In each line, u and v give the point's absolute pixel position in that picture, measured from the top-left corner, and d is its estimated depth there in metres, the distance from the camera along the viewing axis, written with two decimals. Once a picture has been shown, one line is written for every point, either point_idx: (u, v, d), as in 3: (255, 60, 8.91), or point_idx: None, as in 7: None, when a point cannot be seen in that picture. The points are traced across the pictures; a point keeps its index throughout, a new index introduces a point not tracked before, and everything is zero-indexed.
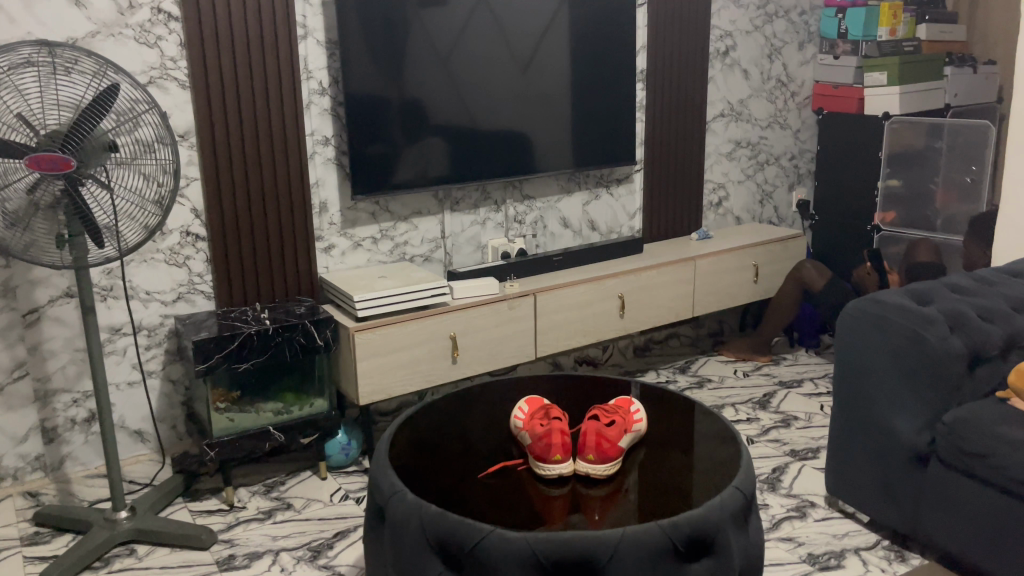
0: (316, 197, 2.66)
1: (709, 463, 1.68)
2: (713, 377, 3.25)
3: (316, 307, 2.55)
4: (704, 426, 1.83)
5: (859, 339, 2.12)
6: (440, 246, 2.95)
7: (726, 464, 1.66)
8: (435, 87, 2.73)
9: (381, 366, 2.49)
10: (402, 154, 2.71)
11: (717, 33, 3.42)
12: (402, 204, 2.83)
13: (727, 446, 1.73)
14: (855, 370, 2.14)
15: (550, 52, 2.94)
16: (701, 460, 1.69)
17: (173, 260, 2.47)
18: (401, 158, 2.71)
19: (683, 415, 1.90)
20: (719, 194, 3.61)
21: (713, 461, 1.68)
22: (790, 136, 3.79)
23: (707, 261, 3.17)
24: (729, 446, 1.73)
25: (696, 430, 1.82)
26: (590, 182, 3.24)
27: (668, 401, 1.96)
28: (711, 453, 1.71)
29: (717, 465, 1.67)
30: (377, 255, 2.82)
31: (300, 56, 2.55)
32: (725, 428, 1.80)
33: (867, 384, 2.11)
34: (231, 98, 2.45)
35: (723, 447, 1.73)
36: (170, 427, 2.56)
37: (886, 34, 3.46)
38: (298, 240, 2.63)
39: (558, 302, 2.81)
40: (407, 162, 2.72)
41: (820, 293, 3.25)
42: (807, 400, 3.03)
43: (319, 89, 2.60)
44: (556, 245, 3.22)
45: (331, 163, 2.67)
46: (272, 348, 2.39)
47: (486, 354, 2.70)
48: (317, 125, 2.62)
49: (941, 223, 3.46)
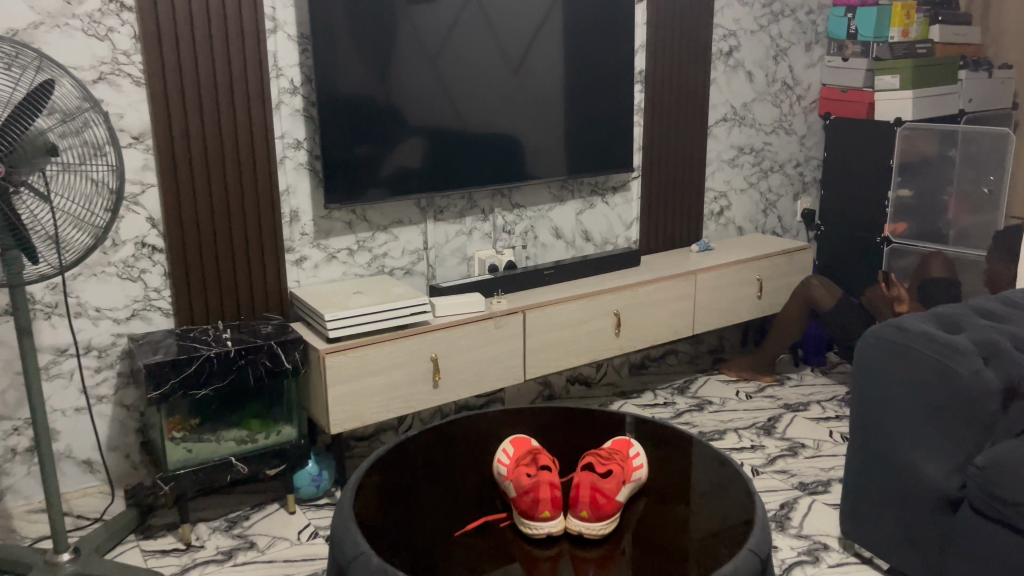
0: (287, 206, 2.44)
1: (717, 505, 1.51)
2: (714, 400, 3.05)
3: (284, 326, 2.33)
4: (704, 463, 1.66)
5: (879, 371, 1.91)
6: (423, 258, 2.73)
7: (740, 505, 1.48)
8: (421, 85, 2.51)
9: (355, 392, 2.28)
10: (383, 158, 2.49)
11: (720, 33, 3.22)
12: (381, 213, 2.62)
13: (734, 484, 1.57)
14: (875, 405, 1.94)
15: (543, 50, 2.73)
16: (708, 504, 1.52)
17: (127, 273, 2.25)
18: (383, 161, 2.49)
19: (680, 456, 1.70)
20: (720, 203, 3.41)
21: (722, 505, 1.51)
22: (795, 142, 3.59)
23: (708, 276, 2.97)
24: (737, 484, 1.57)
25: (695, 469, 1.64)
26: (584, 189, 3.04)
27: (663, 439, 1.76)
28: (719, 495, 1.55)
29: (730, 508, 1.49)
30: (353, 268, 2.60)
31: (269, 52, 2.33)
32: (727, 464, 1.63)
33: (887, 420, 1.90)
34: (193, 99, 2.23)
35: (730, 486, 1.57)
36: (123, 456, 2.34)
37: (898, 36, 3.27)
38: (267, 253, 2.42)
39: (548, 320, 2.60)
40: (390, 167, 2.51)
41: (826, 312, 3.03)
42: (814, 426, 2.83)
43: (290, 88, 2.39)
44: (548, 257, 3.01)
45: (304, 169, 2.45)
46: (233, 372, 2.17)
47: (469, 377, 2.48)
48: (288, 128, 2.40)
49: (953, 235, 3.25)
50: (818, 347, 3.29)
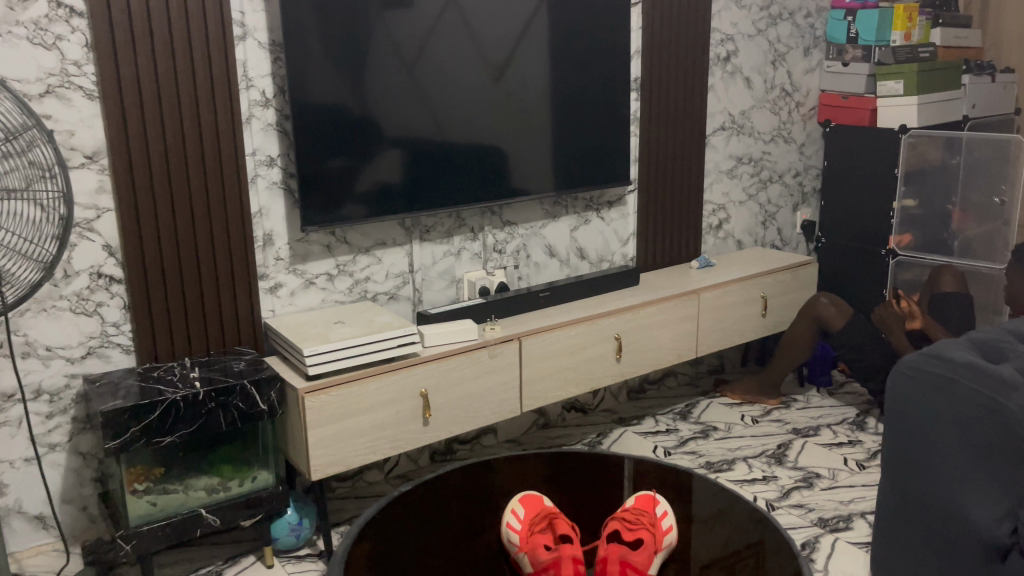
0: (259, 229, 2.23)
1: (718, 529, 1.50)
2: (720, 425, 2.88)
3: (258, 362, 2.12)
4: (704, 487, 1.62)
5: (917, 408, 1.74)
6: (408, 281, 2.53)
7: (747, 529, 1.48)
8: (402, 93, 2.32)
9: (338, 434, 2.07)
10: (361, 172, 2.30)
11: (717, 38, 3.06)
12: (363, 233, 2.41)
13: (738, 507, 1.55)
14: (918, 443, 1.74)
15: (532, 57, 2.55)
16: (716, 532, 1.49)
17: (81, 307, 2.03)
18: (360, 176, 2.30)
19: (678, 482, 1.64)
20: (719, 216, 3.24)
21: (727, 531, 1.49)
22: (794, 151, 3.44)
23: (711, 294, 2.80)
24: (738, 507, 1.55)
25: (694, 493, 1.60)
26: (579, 204, 2.86)
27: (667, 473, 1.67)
28: (726, 522, 1.51)
29: (737, 533, 1.48)
30: (333, 295, 2.39)
31: (237, 61, 2.12)
32: (729, 491, 1.61)
33: (930, 460, 1.70)
34: (152, 114, 2.01)
35: (734, 509, 1.55)
36: (79, 509, 2.12)
37: (900, 39, 3.14)
38: (238, 281, 2.20)
39: (546, 347, 2.41)
40: (369, 182, 2.32)
41: (836, 332, 2.85)
42: (827, 453, 2.66)
43: (262, 101, 2.18)
44: (541, 277, 2.82)
45: (278, 189, 2.25)
46: (202, 416, 1.95)
47: (462, 413, 2.28)
48: (260, 144, 2.19)
49: (959, 247, 3.11)
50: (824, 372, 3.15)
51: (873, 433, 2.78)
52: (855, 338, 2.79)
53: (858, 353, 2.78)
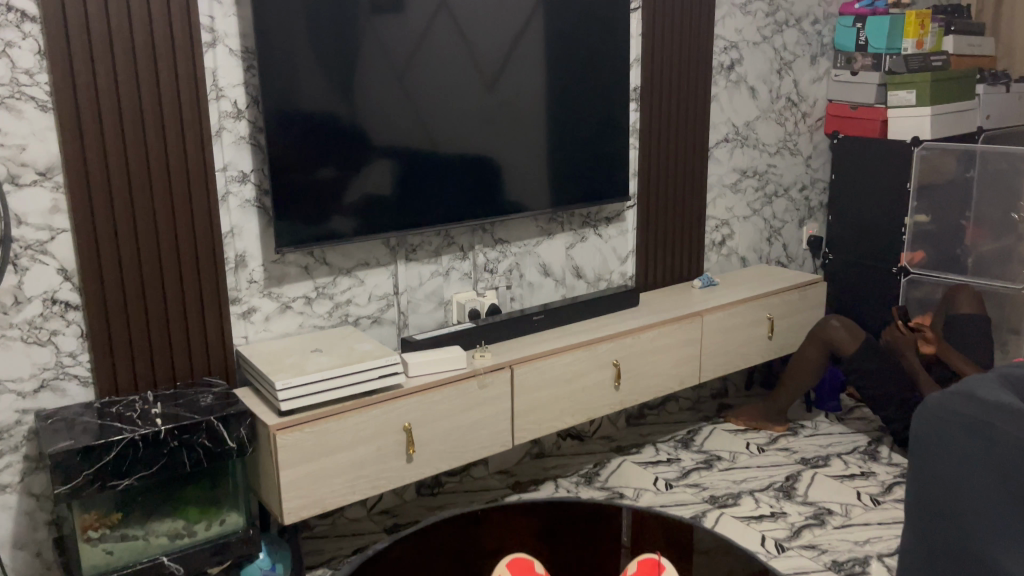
0: (231, 250, 2.07)
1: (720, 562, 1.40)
2: (724, 455, 2.72)
3: (227, 395, 1.96)
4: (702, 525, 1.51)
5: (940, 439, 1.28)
6: (393, 304, 2.37)
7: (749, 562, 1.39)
8: (392, 100, 2.17)
9: (314, 474, 1.91)
10: (350, 184, 2.15)
11: (721, 45, 2.91)
12: (344, 254, 2.25)
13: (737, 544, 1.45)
14: (939, 476, 1.10)
15: (526, 65, 2.40)
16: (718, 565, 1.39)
17: (34, 336, 1.86)
18: (348, 188, 2.15)
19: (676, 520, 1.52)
20: (722, 231, 3.09)
21: (729, 565, 1.39)
22: (800, 164, 3.29)
23: (715, 316, 2.65)
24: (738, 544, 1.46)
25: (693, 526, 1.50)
26: (575, 221, 2.70)
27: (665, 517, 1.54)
28: (727, 556, 1.41)
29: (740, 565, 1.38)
30: (311, 319, 2.23)
31: (206, 69, 1.96)
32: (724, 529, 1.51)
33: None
34: (112, 127, 1.85)
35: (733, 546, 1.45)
36: (33, 555, 1.95)
37: (912, 47, 3.00)
38: (208, 306, 2.05)
39: (540, 375, 2.25)
40: (357, 194, 2.17)
41: (848, 357, 2.67)
42: (839, 486, 2.51)
43: (233, 112, 2.02)
44: (536, 297, 2.67)
45: (251, 207, 2.09)
46: (164, 456, 1.79)
47: (449, 447, 2.12)
48: (231, 158, 2.04)
49: (972, 264, 2.94)
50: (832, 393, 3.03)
51: (887, 464, 2.63)
52: (870, 363, 2.61)
53: (870, 380, 2.60)
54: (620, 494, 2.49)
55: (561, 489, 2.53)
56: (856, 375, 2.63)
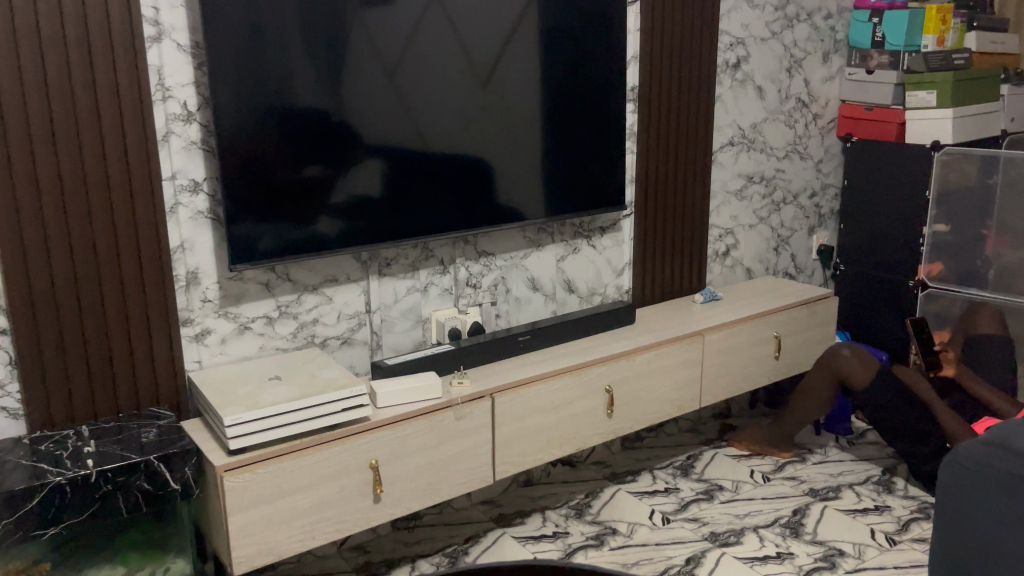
0: (181, 266, 1.88)
1: None
2: (726, 485, 2.52)
3: (173, 429, 1.77)
4: None
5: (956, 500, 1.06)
6: (365, 322, 2.17)
7: None
8: (367, 99, 1.96)
9: (267, 518, 1.72)
10: (335, 184, 1.96)
11: (726, 41, 2.69)
12: (310, 269, 2.05)
13: None
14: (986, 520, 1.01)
15: (514, 63, 2.19)
16: None
17: None
18: (335, 187, 1.96)
19: None
20: (727, 241, 2.88)
21: None
22: (810, 168, 3.08)
23: (718, 336, 2.44)
24: None
25: None
26: (567, 231, 2.50)
27: None
28: None
29: None
30: (273, 341, 2.04)
31: (151, 67, 1.76)
32: None
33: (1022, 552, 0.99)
34: (43, 131, 1.65)
35: None
36: None
37: (933, 44, 2.77)
38: (154, 328, 1.86)
39: (525, 404, 2.06)
40: (344, 193, 1.98)
41: (861, 390, 2.44)
42: (850, 523, 2.30)
43: (183, 114, 1.82)
44: (523, 314, 2.47)
45: (204, 218, 1.89)
46: (97, 501, 1.60)
47: (423, 485, 1.92)
48: (180, 165, 1.84)
49: (993, 276, 2.68)
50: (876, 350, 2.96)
51: (902, 497, 2.43)
52: (886, 394, 2.36)
53: (885, 414, 2.36)
54: (612, 529, 2.29)
55: (549, 522, 2.34)
56: (869, 408, 2.39)
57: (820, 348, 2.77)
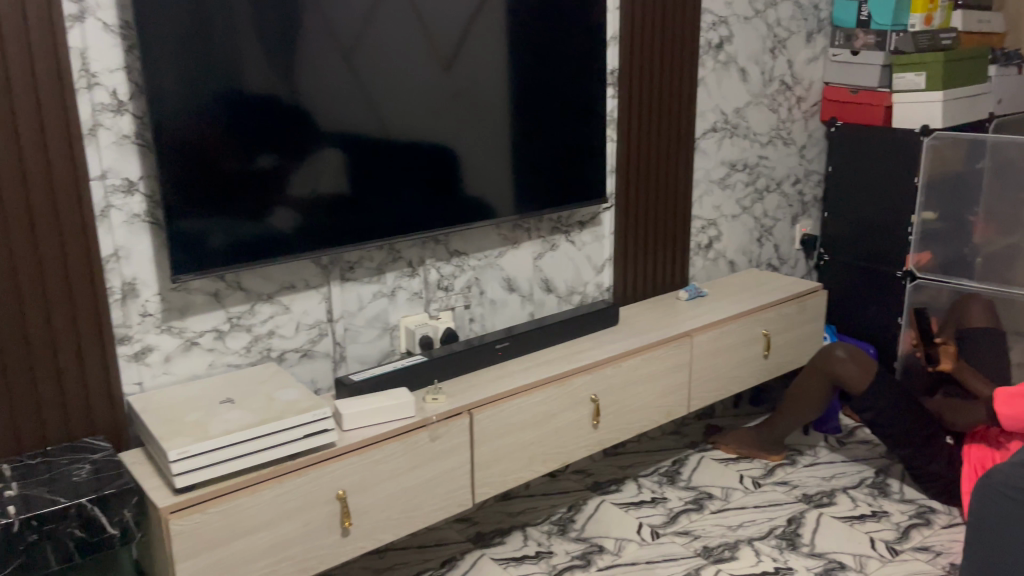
0: (116, 278, 1.65)
1: None
2: (716, 493, 2.38)
3: (110, 465, 1.55)
4: None
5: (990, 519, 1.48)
6: (327, 332, 1.97)
7: None
8: (327, 82, 1.75)
9: (222, 562, 1.52)
10: (292, 175, 1.75)
11: (709, 20, 2.53)
12: (264, 276, 1.85)
13: None
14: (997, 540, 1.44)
15: (486, 43, 1.99)
16: None
17: None
18: (292, 178, 1.75)
19: None
20: (709, 233, 2.74)
21: None
22: (794, 155, 2.94)
23: (706, 336, 2.29)
24: None
25: None
26: (545, 227, 2.33)
27: None
28: None
29: None
30: (225, 356, 1.83)
31: (74, 50, 1.53)
32: None
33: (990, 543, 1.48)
34: None
35: None
36: None
37: (921, 23, 2.66)
38: (85, 349, 1.64)
39: (506, 419, 1.88)
40: (303, 186, 1.77)
41: (856, 393, 2.27)
42: (849, 532, 2.18)
43: (113, 105, 1.59)
44: (499, 317, 2.29)
45: (141, 223, 1.67)
46: (22, 554, 1.38)
47: (396, 513, 1.74)
48: (112, 163, 1.61)
49: (981, 265, 2.59)
50: (861, 344, 2.87)
51: (899, 502, 2.32)
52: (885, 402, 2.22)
53: None
54: (599, 547, 2.14)
55: (531, 541, 2.17)
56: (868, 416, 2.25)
57: (808, 346, 2.64)
